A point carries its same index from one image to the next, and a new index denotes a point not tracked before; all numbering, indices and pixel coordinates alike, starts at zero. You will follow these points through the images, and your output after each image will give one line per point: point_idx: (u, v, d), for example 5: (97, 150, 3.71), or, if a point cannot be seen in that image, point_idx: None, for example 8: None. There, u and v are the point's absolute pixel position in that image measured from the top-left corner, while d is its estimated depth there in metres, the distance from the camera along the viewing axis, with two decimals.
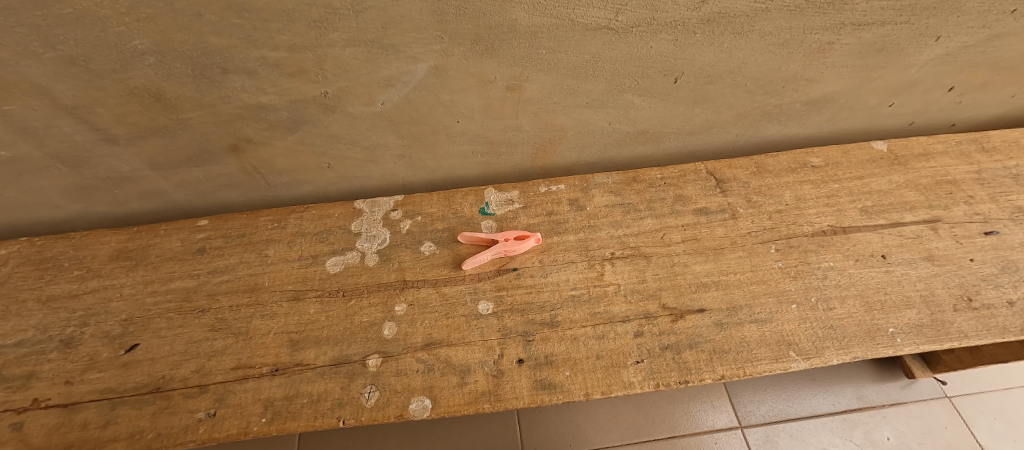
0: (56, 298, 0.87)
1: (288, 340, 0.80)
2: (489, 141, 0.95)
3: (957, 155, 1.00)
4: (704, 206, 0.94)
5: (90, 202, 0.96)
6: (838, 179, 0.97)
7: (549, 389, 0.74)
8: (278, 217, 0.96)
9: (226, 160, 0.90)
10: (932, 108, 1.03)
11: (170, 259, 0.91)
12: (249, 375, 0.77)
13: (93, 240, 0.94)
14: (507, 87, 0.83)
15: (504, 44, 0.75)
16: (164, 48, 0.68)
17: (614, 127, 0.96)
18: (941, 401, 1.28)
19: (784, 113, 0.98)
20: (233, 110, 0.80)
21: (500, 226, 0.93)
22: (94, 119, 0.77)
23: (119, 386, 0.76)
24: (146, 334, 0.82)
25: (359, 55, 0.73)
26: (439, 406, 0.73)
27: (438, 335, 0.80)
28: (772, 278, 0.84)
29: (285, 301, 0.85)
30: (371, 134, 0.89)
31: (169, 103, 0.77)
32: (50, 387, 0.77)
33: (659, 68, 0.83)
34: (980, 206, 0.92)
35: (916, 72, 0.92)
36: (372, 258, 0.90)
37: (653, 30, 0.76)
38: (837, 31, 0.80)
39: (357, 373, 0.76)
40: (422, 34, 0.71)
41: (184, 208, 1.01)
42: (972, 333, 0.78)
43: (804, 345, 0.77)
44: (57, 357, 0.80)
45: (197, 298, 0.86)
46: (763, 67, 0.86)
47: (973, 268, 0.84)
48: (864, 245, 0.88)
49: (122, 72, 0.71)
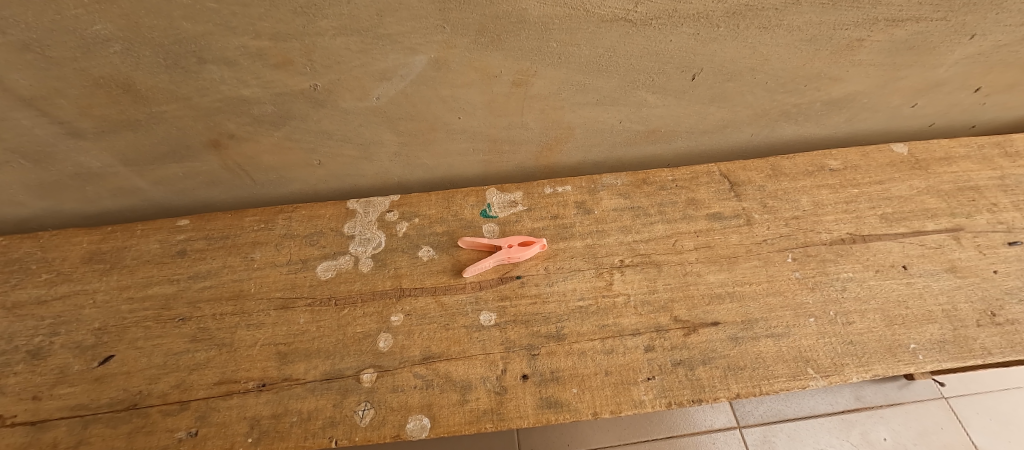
0: (23, 305, 0.80)
1: (276, 352, 0.75)
2: (491, 139, 0.89)
3: (979, 159, 0.95)
4: (717, 211, 0.89)
5: (59, 200, 0.88)
6: (856, 184, 0.93)
7: (554, 407, 0.69)
8: (264, 217, 0.90)
9: (206, 156, 0.83)
10: (954, 110, 0.98)
11: (148, 262, 0.85)
12: (233, 391, 0.71)
13: (63, 241, 0.87)
14: (513, 82, 0.77)
15: (512, 35, 0.68)
16: (131, 34, 0.61)
17: (625, 126, 0.90)
18: (938, 402, 1.26)
19: (803, 113, 0.93)
20: (212, 104, 0.73)
21: (503, 230, 0.88)
22: (55, 112, 0.70)
23: (91, 403, 0.70)
24: (121, 345, 0.76)
25: (352, 45, 0.66)
26: (438, 427, 0.68)
27: (436, 349, 0.75)
28: (789, 290, 0.80)
29: (272, 310, 0.79)
30: (364, 131, 0.83)
31: (140, 95, 0.70)
32: (15, 402, 0.71)
33: (676, 63, 0.77)
34: (1003, 214, 0.88)
35: (944, 72, 0.87)
36: (366, 263, 0.84)
37: (674, 23, 0.69)
38: (869, 26, 0.75)
39: (350, 390, 0.71)
40: (422, 24, 0.65)
41: (162, 207, 0.94)
42: (997, 350, 0.74)
43: (823, 362, 0.73)
44: (24, 369, 0.74)
45: (177, 306, 0.80)
46: (786, 64, 0.80)
47: (996, 281, 0.80)
48: (885, 256, 0.84)
49: (83, 61, 0.63)
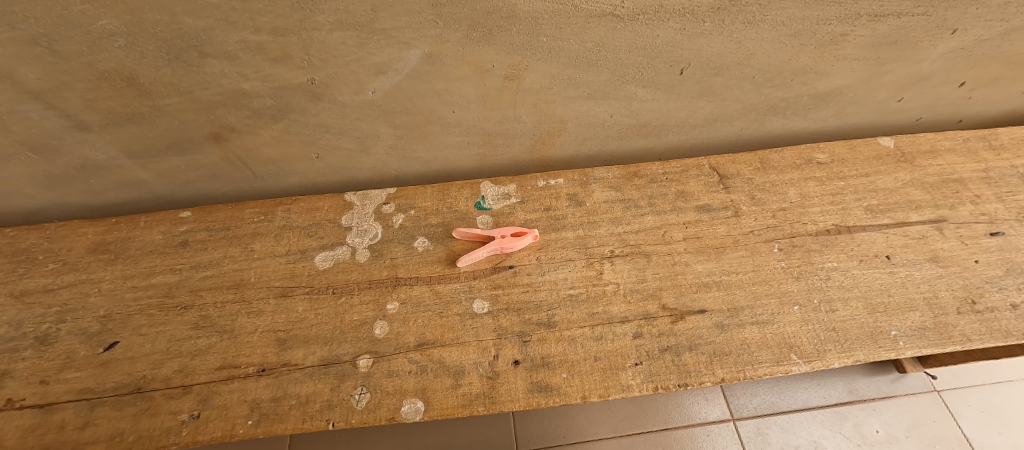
0: (31, 293, 0.83)
1: (275, 339, 0.77)
2: (485, 132, 0.91)
3: (964, 152, 0.97)
4: (706, 203, 0.92)
5: (65, 192, 0.91)
6: (843, 176, 0.95)
7: (544, 392, 0.72)
8: (264, 209, 0.92)
9: (208, 149, 0.85)
10: (940, 104, 1.00)
11: (151, 252, 0.87)
12: (234, 376, 0.74)
13: (69, 232, 0.90)
14: (505, 76, 0.79)
15: (503, 30, 0.70)
16: (135, 29, 0.63)
17: (616, 120, 0.92)
18: (929, 395, 1.28)
19: (791, 107, 0.95)
20: (213, 97, 0.75)
21: (496, 221, 0.90)
22: (62, 104, 0.73)
23: (98, 386, 0.73)
24: (126, 331, 0.78)
25: (348, 40, 0.69)
26: (432, 409, 0.70)
27: (431, 335, 0.77)
28: (774, 279, 0.82)
29: (272, 298, 0.82)
30: (361, 124, 0.85)
31: (144, 88, 0.72)
32: (24, 386, 0.73)
33: (664, 58, 0.79)
34: (986, 206, 0.90)
35: (928, 67, 0.89)
36: (363, 253, 0.87)
37: (660, 18, 0.71)
38: (851, 21, 0.77)
39: (347, 374, 0.73)
40: (415, 19, 0.67)
41: (165, 199, 0.97)
42: (976, 337, 0.76)
43: (806, 348, 0.75)
44: (32, 355, 0.76)
45: (179, 295, 0.82)
46: (773, 59, 0.82)
47: (977, 270, 0.82)
48: (869, 246, 0.86)
49: (90, 55, 0.66)
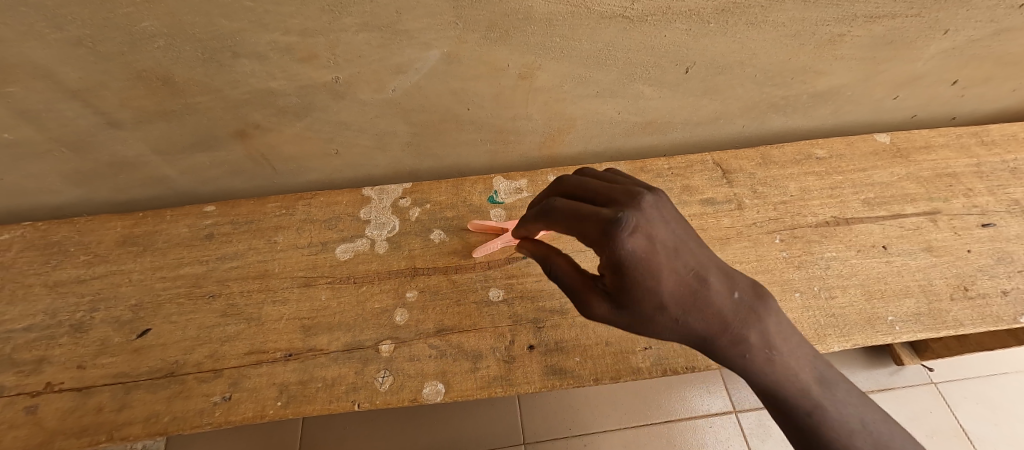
0: (64, 284, 0.86)
1: (300, 326, 0.81)
2: (498, 129, 0.95)
3: (957, 148, 1.01)
4: (710, 197, 0.95)
5: (92, 187, 0.94)
6: (840, 170, 0.99)
7: (559, 374, 0.75)
8: (285, 204, 0.96)
9: (233, 146, 0.89)
10: (934, 101, 1.04)
11: (178, 244, 0.91)
12: (262, 360, 0.77)
13: (98, 225, 0.93)
14: (519, 76, 0.83)
15: (518, 31, 0.74)
16: (173, 31, 0.67)
17: (623, 117, 0.96)
18: (927, 387, 1.32)
19: (791, 105, 0.99)
20: (241, 96, 0.79)
21: (509, 214, 0.94)
22: (98, 102, 0.76)
23: (132, 371, 0.76)
24: (157, 319, 0.82)
25: (372, 41, 0.72)
26: (452, 391, 0.74)
27: (449, 322, 0.81)
28: (776, 267, 0.86)
29: (296, 287, 0.85)
30: (380, 121, 0.89)
31: (177, 87, 0.76)
32: (62, 371, 0.77)
33: (670, 58, 0.83)
34: (978, 199, 0.94)
35: (922, 66, 0.93)
36: (382, 245, 0.90)
37: (668, 19, 0.75)
38: (849, 22, 0.81)
39: (370, 358, 0.77)
40: (436, 20, 0.71)
41: (187, 195, 1.00)
42: (969, 322, 0.80)
43: (807, 332, 0.79)
44: (68, 342, 0.80)
45: (207, 284, 0.86)
46: (773, 58, 0.86)
47: (969, 259, 0.86)
48: (866, 237, 0.90)
49: (129, 55, 0.69)
